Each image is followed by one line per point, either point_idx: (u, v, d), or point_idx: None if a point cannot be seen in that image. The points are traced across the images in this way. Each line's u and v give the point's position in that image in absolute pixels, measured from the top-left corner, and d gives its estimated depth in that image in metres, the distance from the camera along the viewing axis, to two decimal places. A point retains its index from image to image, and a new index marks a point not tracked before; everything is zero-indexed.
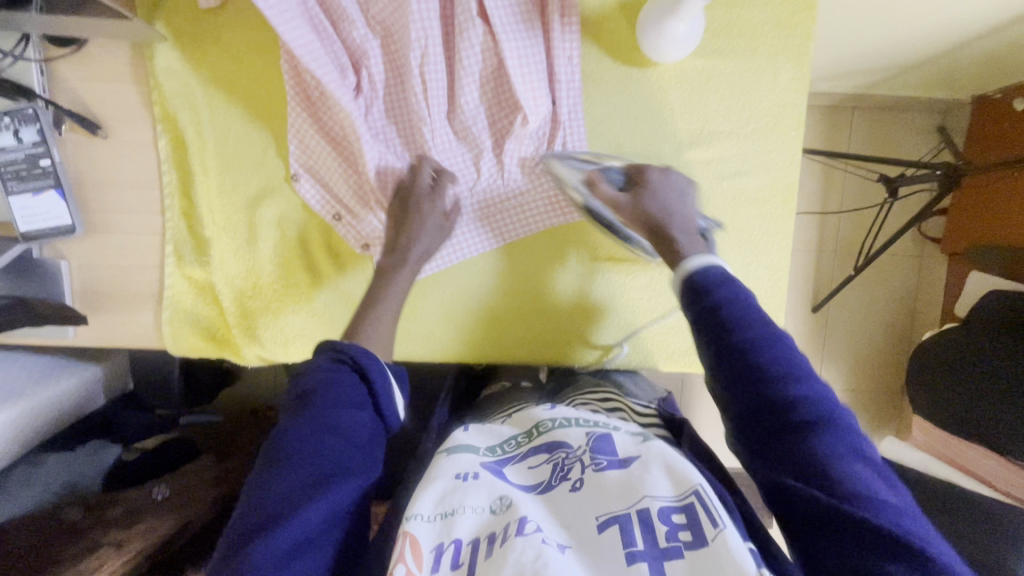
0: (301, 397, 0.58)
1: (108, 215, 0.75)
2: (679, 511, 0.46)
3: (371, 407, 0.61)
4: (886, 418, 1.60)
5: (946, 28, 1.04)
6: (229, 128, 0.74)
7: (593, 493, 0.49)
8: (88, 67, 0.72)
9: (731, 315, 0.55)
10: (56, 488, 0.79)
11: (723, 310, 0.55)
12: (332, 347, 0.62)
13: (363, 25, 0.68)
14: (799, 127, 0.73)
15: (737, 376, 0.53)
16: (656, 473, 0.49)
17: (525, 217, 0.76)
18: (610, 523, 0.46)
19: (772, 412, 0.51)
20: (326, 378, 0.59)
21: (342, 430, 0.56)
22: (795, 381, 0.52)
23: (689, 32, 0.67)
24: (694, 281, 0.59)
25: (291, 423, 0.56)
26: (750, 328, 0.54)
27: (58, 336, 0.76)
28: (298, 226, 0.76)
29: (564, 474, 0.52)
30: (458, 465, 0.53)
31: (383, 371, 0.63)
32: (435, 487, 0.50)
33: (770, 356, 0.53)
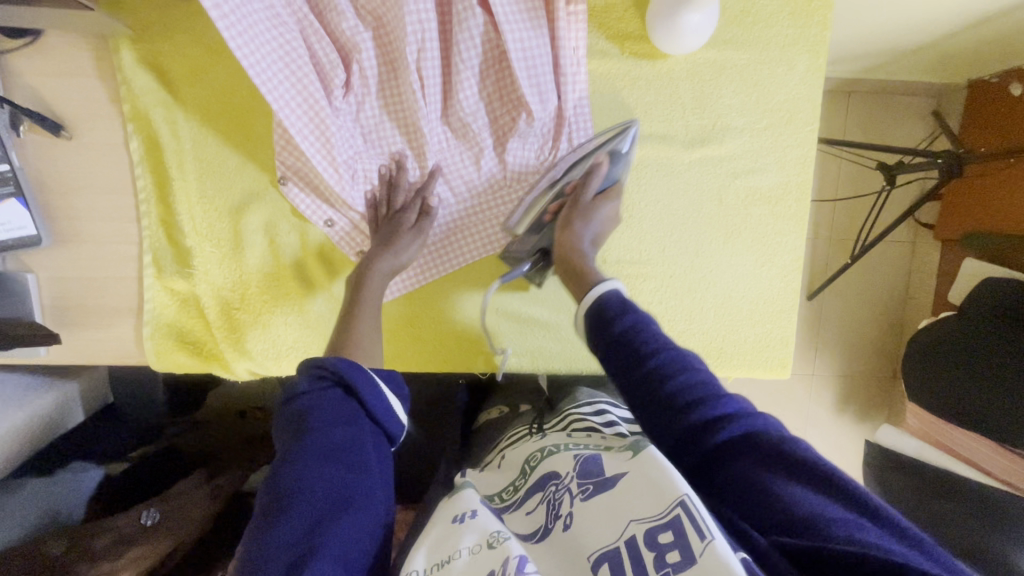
0: (294, 425, 0.57)
1: (78, 224, 0.69)
2: (664, 529, 0.43)
3: (366, 419, 0.59)
4: (878, 403, 1.61)
5: (953, 12, 1.00)
6: (209, 129, 0.68)
7: (579, 529, 0.48)
8: (47, 61, 0.65)
9: (631, 343, 0.53)
10: (34, 518, 0.73)
11: (631, 333, 0.53)
12: (311, 365, 0.60)
13: (353, 15, 0.63)
14: (814, 122, 0.70)
15: (643, 396, 0.51)
16: (641, 493, 0.46)
17: (483, 227, 0.72)
18: (602, 561, 0.45)
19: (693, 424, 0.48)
20: (312, 403, 0.58)
21: (342, 455, 0.55)
22: (710, 402, 0.48)
23: (704, 23, 0.63)
24: (597, 311, 0.57)
25: (287, 461, 0.54)
26: (650, 354, 0.52)
27: (29, 355, 0.71)
28: (286, 233, 0.71)
29: (556, 513, 0.52)
30: (458, 509, 0.55)
31: (371, 383, 0.61)
32: (432, 540, 0.52)
33: (677, 380, 0.49)
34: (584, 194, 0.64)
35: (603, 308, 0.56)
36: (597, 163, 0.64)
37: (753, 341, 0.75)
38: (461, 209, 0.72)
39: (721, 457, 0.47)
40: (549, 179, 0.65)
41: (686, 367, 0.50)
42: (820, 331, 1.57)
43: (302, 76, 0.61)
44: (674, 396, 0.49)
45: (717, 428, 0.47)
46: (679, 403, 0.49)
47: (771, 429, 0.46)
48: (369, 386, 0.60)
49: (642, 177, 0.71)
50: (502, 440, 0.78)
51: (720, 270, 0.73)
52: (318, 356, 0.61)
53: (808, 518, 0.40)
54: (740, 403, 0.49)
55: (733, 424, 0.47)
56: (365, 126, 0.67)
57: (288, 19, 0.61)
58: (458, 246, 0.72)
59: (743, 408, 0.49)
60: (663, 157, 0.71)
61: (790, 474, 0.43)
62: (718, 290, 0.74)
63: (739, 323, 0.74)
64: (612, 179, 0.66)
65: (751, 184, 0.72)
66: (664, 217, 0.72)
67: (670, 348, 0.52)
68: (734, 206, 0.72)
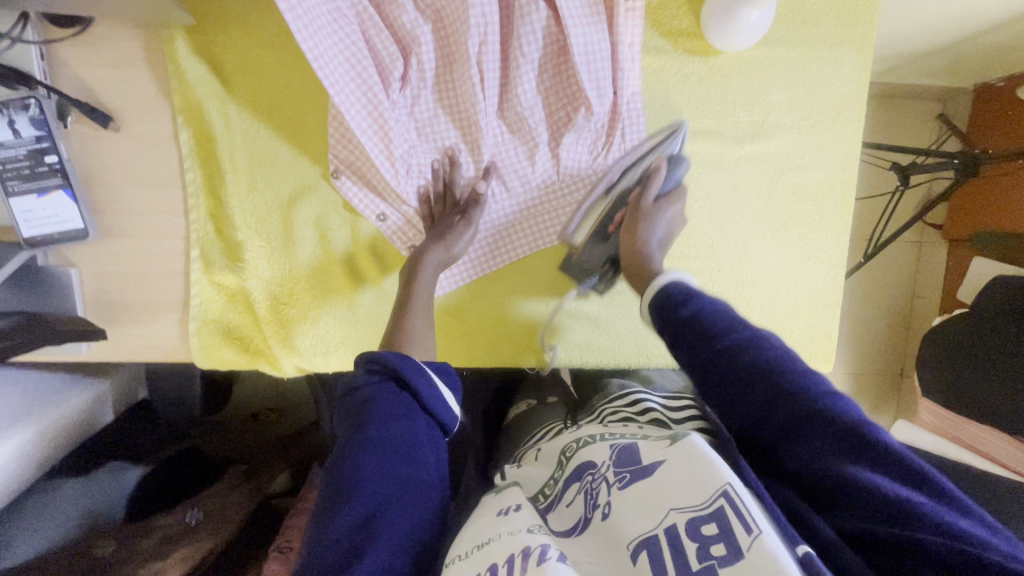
0: (353, 417, 0.55)
1: (123, 218, 0.67)
2: (708, 521, 0.41)
3: (420, 414, 0.57)
4: (888, 399, 1.65)
5: (975, 17, 1.03)
6: (261, 122, 0.67)
7: (619, 518, 0.47)
8: (97, 52, 0.64)
9: (705, 324, 0.53)
10: (76, 519, 0.72)
11: (701, 315, 0.54)
12: (364, 358, 0.58)
13: (414, 9, 0.62)
14: (860, 120, 0.72)
15: (717, 372, 0.51)
16: (682, 483, 0.45)
17: (540, 225, 0.72)
18: (640, 549, 0.44)
19: (773, 399, 0.47)
20: (369, 395, 0.55)
21: (399, 448, 0.52)
22: (789, 375, 0.47)
23: (763, 21, 0.64)
24: (663, 297, 0.58)
25: (343, 455, 0.52)
26: (727, 335, 0.52)
27: (70, 352, 0.69)
28: (339, 228, 0.70)
29: (594, 502, 0.51)
30: (500, 505, 0.54)
31: (423, 375, 0.57)
32: (477, 528, 0.51)
33: (753, 358, 0.49)
34: (644, 197, 0.65)
35: (670, 295, 0.57)
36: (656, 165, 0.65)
37: (797, 336, 0.76)
38: (514, 203, 0.72)
39: (793, 439, 0.45)
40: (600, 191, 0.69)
41: (762, 343, 0.50)
42: None
43: (363, 68, 0.61)
44: (749, 371, 0.49)
45: (791, 405, 0.46)
46: (757, 376, 0.48)
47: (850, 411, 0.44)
48: (423, 379, 0.57)
49: (693, 173, 0.72)
50: (536, 437, 0.77)
51: (766, 265, 0.74)
52: (372, 351, 0.59)
53: (891, 504, 0.39)
54: (818, 378, 0.48)
55: (810, 399, 0.45)
56: (420, 119, 0.67)
57: (347, 12, 0.61)
58: (513, 241, 0.73)
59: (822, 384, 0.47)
60: (714, 153, 0.72)
61: (869, 459, 0.42)
62: (766, 285, 0.75)
63: (783, 318, 0.76)
64: (674, 184, 0.66)
65: (798, 180, 0.73)
66: (715, 212, 0.73)
67: (742, 328, 0.52)
68: (783, 201, 0.73)
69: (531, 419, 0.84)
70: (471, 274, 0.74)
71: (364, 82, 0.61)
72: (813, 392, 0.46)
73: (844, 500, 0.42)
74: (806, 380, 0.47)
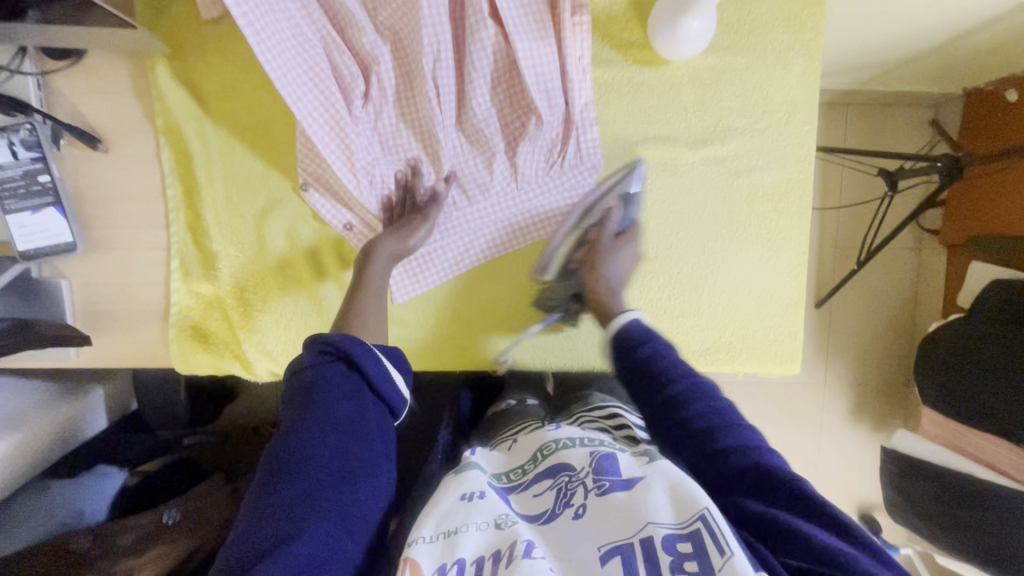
0: (301, 396, 0.56)
1: (109, 231, 0.72)
2: (682, 539, 0.44)
3: (370, 395, 0.59)
4: (893, 410, 1.60)
5: (948, 21, 1.04)
6: (236, 139, 0.72)
7: (592, 522, 0.48)
8: (88, 80, 0.70)
9: (658, 369, 0.61)
10: (61, 515, 0.76)
11: (652, 361, 0.62)
12: (315, 340, 0.59)
13: (372, 31, 0.67)
14: (813, 122, 0.73)
15: (674, 416, 0.58)
16: (661, 501, 0.47)
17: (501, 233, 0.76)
18: (613, 554, 0.45)
19: (721, 447, 0.53)
20: (321, 377, 0.57)
21: (348, 429, 0.55)
22: (727, 430, 0.55)
23: (703, 29, 0.66)
24: (622, 339, 0.65)
25: (292, 429, 0.54)
26: (677, 382, 0.59)
27: (59, 358, 0.73)
28: (308, 236, 0.74)
29: (567, 501, 0.52)
30: (465, 487, 0.54)
31: (374, 357, 0.59)
32: (440, 509, 0.51)
33: (699, 407, 0.57)
34: (602, 238, 0.72)
35: (628, 336, 0.65)
36: (607, 211, 0.72)
37: (761, 336, 0.77)
38: (474, 210, 0.75)
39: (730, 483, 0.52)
40: (571, 223, 0.73)
41: (699, 390, 0.58)
42: (830, 340, 1.58)
43: (325, 86, 0.65)
44: (691, 423, 0.56)
45: (729, 457, 0.52)
46: (699, 427, 0.56)
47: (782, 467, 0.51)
48: (376, 364, 0.59)
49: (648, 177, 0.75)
50: (509, 430, 0.79)
51: (725, 264, 0.76)
52: (323, 332, 0.60)
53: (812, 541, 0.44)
54: (753, 437, 0.54)
55: (745, 454, 0.52)
56: (384, 133, 0.71)
57: (311, 36, 0.66)
58: (471, 241, 0.76)
59: (749, 436, 0.54)
60: (667, 158, 0.74)
61: (794, 506, 0.47)
62: (727, 287, 0.76)
63: (747, 321, 0.76)
64: (631, 221, 0.73)
65: (754, 182, 0.75)
66: (669, 214, 0.75)
67: (687, 377, 0.60)
68: (738, 203, 0.75)
69: (504, 417, 0.86)
70: (429, 279, 0.77)
71: (326, 100, 0.65)
72: (747, 449, 0.52)
73: (779, 536, 0.45)
74: (742, 438, 0.54)
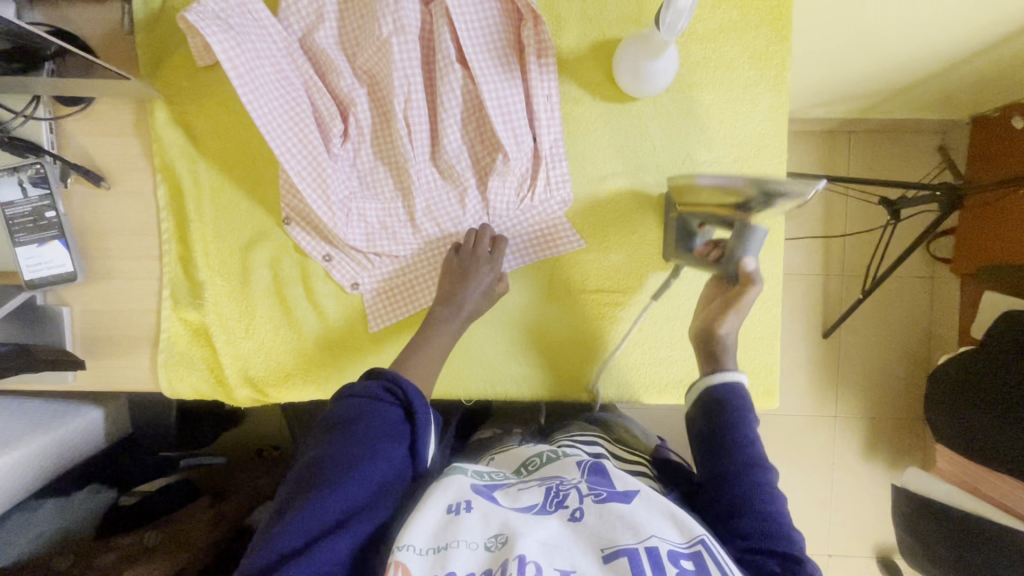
0: (346, 422, 0.57)
1: (108, 261, 0.78)
2: (687, 557, 0.47)
3: (408, 443, 0.59)
4: (909, 448, 1.53)
5: (937, 56, 1.03)
6: (226, 176, 0.77)
7: (591, 526, 0.50)
8: (93, 123, 0.76)
9: (729, 436, 0.61)
10: (50, 534, 0.80)
11: (729, 426, 0.62)
12: (382, 376, 0.61)
13: (351, 75, 0.71)
14: (781, 155, 0.74)
15: (725, 481, 0.59)
16: (661, 519, 0.51)
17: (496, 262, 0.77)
18: (617, 555, 0.46)
19: (751, 513, 0.56)
20: (367, 412, 0.58)
21: (383, 469, 0.56)
22: (760, 497, 0.57)
23: (665, 67, 0.68)
24: (712, 395, 0.64)
25: (330, 447, 0.56)
26: (739, 452, 0.60)
27: (57, 381, 0.78)
28: (290, 266, 0.78)
29: (561, 502, 0.52)
30: (449, 497, 0.52)
31: (427, 410, 0.61)
32: (426, 521, 0.49)
33: (749, 478, 0.58)
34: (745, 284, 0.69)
35: (717, 395, 0.64)
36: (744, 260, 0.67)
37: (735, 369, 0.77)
38: (449, 242, 0.76)
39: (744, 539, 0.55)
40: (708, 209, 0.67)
41: (758, 466, 0.59)
42: (839, 372, 1.52)
43: (304, 126, 0.69)
44: (730, 486, 0.58)
45: (748, 519, 0.56)
46: (742, 495, 0.58)
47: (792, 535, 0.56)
48: (426, 417, 0.60)
49: (618, 210, 0.76)
50: (489, 451, 0.80)
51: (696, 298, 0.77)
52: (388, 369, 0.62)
53: None
54: (779, 507, 0.58)
55: (767, 522, 0.56)
56: (362, 169, 0.74)
57: (295, 80, 0.70)
58: None
59: (780, 514, 0.57)
60: (636, 191, 0.76)
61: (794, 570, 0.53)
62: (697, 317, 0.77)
63: None
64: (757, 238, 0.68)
65: None
66: (638, 247, 0.77)
67: (749, 450, 0.60)
68: None
69: (486, 442, 0.86)
70: (405, 307, 0.78)
71: (303, 140, 0.69)
72: (771, 518, 0.56)
73: None
74: (769, 506, 0.57)
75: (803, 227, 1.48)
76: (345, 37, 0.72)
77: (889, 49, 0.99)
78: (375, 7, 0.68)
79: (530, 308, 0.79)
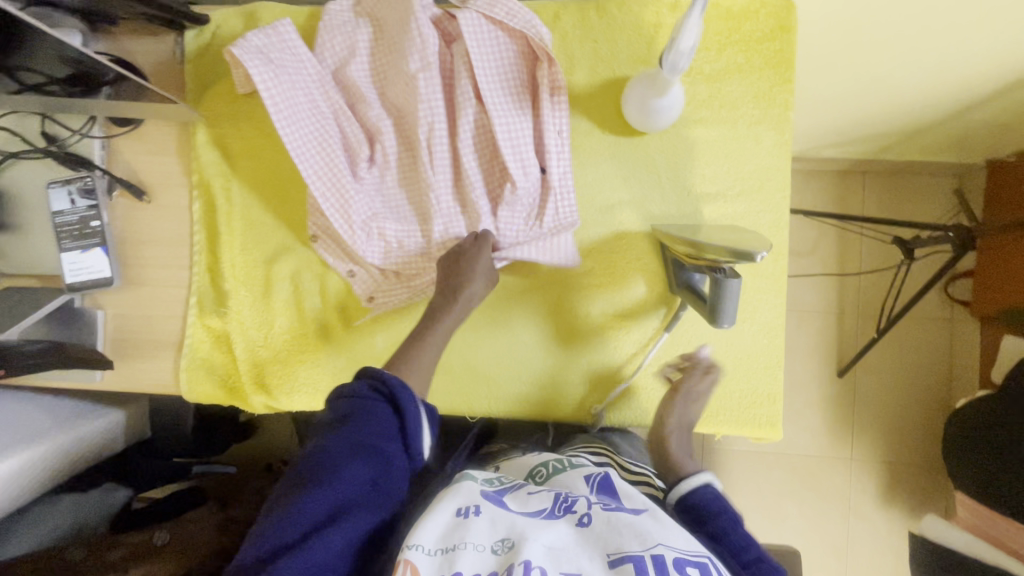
0: (337, 422, 0.60)
1: (142, 269, 0.83)
2: (692, 565, 0.48)
3: (398, 439, 0.60)
4: (930, 496, 1.47)
5: (944, 101, 1.05)
6: (256, 194, 0.83)
7: (599, 532, 0.50)
8: (140, 143, 0.83)
9: (730, 543, 0.58)
10: (60, 530, 0.83)
11: (725, 534, 0.59)
12: (370, 374, 0.63)
13: (379, 107, 0.77)
14: (784, 190, 0.77)
15: None
16: (668, 530, 0.51)
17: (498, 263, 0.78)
18: (623, 561, 0.47)
19: None
20: (358, 410, 0.60)
21: (374, 465, 0.57)
22: None
23: (670, 103, 0.72)
24: (694, 505, 0.61)
25: (321, 446, 0.58)
26: (749, 557, 0.57)
27: (85, 379, 0.82)
28: (309, 280, 0.82)
29: (568, 508, 0.54)
30: (460, 501, 0.54)
31: (417, 407, 0.62)
32: (438, 522, 0.51)
33: None
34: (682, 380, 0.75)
35: (701, 505, 0.61)
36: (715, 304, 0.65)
37: (739, 398, 0.78)
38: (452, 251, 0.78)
39: None
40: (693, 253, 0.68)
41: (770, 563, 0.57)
42: (855, 413, 1.49)
43: (331, 152, 0.75)
44: None
45: None
46: None
47: None
48: (416, 412, 0.62)
49: (624, 238, 0.79)
50: (494, 462, 0.81)
51: (700, 325, 0.78)
52: (377, 367, 0.64)
53: None
54: None
55: None
56: (384, 192, 0.78)
57: (325, 108, 0.76)
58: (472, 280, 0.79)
59: None
60: (642, 219, 0.79)
61: None
62: (701, 345, 0.78)
63: (724, 378, 0.78)
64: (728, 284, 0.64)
65: None
66: (643, 273, 0.79)
67: (752, 550, 0.58)
68: None
69: (492, 455, 0.87)
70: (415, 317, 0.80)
71: (331, 165, 0.74)
72: None
73: None
74: None
75: (816, 264, 1.48)
76: (374, 70, 0.77)
77: (897, 93, 1.02)
78: (404, 45, 0.74)
79: (537, 328, 0.81)
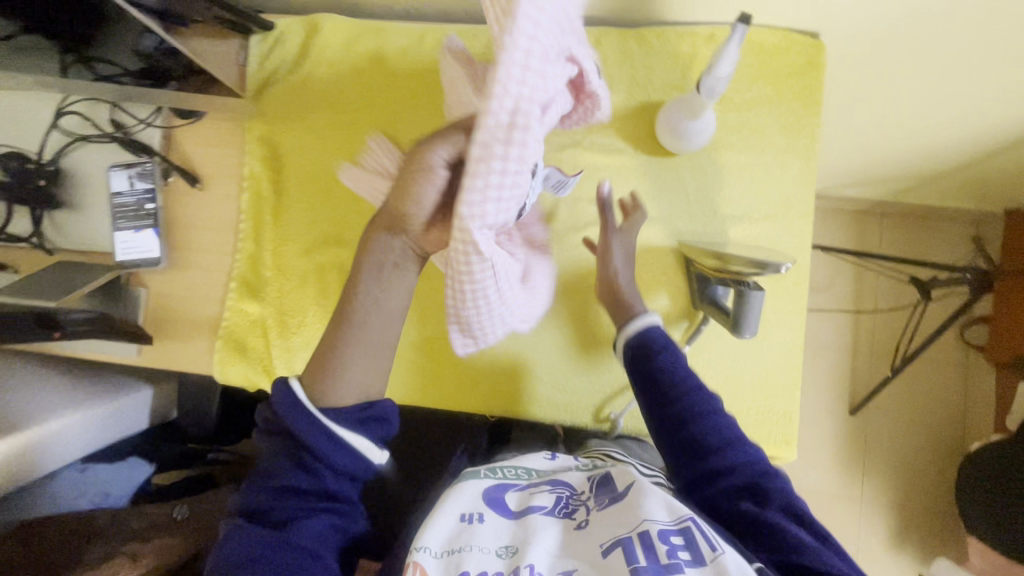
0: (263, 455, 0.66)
1: (188, 252, 0.87)
2: (676, 534, 0.50)
3: (313, 457, 0.63)
4: (939, 542, 1.45)
5: (964, 146, 1.08)
6: (301, 188, 0.87)
7: (595, 529, 0.53)
8: (197, 134, 0.88)
9: (670, 378, 0.68)
10: (88, 497, 0.86)
11: (666, 371, 0.68)
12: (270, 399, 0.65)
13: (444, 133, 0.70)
14: (807, 216, 0.81)
15: (685, 424, 0.66)
16: (653, 500, 0.54)
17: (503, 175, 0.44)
18: (614, 547, 0.50)
19: (719, 457, 0.65)
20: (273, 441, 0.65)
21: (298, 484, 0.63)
22: (716, 435, 0.66)
23: (704, 126, 0.76)
24: (642, 346, 0.70)
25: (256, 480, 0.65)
26: (683, 392, 0.68)
27: (123, 354, 0.86)
28: (345, 273, 0.86)
29: (567, 513, 0.56)
30: (464, 507, 0.56)
31: (314, 420, 0.63)
32: (442, 527, 0.54)
33: (703, 426, 0.66)
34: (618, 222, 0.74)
35: (649, 344, 0.70)
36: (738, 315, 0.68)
37: (753, 414, 0.79)
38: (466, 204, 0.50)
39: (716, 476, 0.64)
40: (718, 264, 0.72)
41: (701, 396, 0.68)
42: (866, 451, 1.48)
43: None
44: (690, 435, 0.66)
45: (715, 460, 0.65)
46: (705, 442, 0.65)
47: (750, 459, 0.66)
48: (312, 425, 0.63)
49: (650, 252, 0.82)
50: None
51: (719, 341, 0.80)
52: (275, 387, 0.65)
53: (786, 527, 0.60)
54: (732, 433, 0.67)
55: (732, 458, 0.65)
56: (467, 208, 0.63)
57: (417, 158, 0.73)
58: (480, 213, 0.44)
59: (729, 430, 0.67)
60: (668, 235, 0.82)
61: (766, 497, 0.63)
62: (719, 360, 0.80)
63: (741, 394, 0.79)
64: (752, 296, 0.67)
65: None
66: (666, 286, 0.82)
67: (691, 390, 0.68)
68: None
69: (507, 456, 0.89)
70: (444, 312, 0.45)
71: None
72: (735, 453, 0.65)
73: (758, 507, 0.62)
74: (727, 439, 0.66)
75: (833, 300, 1.50)
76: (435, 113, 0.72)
77: (920, 136, 1.05)
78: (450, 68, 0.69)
79: (561, 333, 0.83)
